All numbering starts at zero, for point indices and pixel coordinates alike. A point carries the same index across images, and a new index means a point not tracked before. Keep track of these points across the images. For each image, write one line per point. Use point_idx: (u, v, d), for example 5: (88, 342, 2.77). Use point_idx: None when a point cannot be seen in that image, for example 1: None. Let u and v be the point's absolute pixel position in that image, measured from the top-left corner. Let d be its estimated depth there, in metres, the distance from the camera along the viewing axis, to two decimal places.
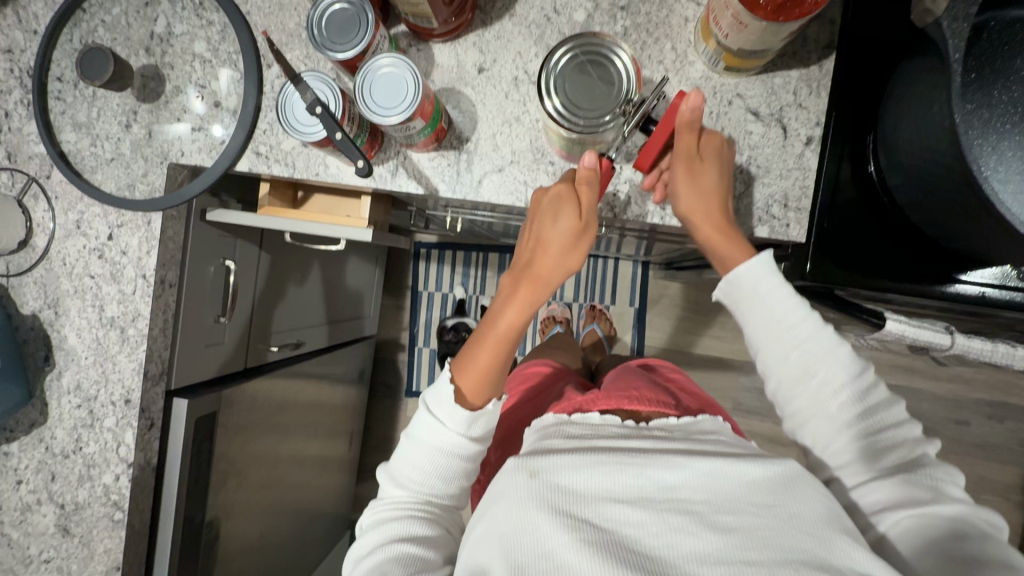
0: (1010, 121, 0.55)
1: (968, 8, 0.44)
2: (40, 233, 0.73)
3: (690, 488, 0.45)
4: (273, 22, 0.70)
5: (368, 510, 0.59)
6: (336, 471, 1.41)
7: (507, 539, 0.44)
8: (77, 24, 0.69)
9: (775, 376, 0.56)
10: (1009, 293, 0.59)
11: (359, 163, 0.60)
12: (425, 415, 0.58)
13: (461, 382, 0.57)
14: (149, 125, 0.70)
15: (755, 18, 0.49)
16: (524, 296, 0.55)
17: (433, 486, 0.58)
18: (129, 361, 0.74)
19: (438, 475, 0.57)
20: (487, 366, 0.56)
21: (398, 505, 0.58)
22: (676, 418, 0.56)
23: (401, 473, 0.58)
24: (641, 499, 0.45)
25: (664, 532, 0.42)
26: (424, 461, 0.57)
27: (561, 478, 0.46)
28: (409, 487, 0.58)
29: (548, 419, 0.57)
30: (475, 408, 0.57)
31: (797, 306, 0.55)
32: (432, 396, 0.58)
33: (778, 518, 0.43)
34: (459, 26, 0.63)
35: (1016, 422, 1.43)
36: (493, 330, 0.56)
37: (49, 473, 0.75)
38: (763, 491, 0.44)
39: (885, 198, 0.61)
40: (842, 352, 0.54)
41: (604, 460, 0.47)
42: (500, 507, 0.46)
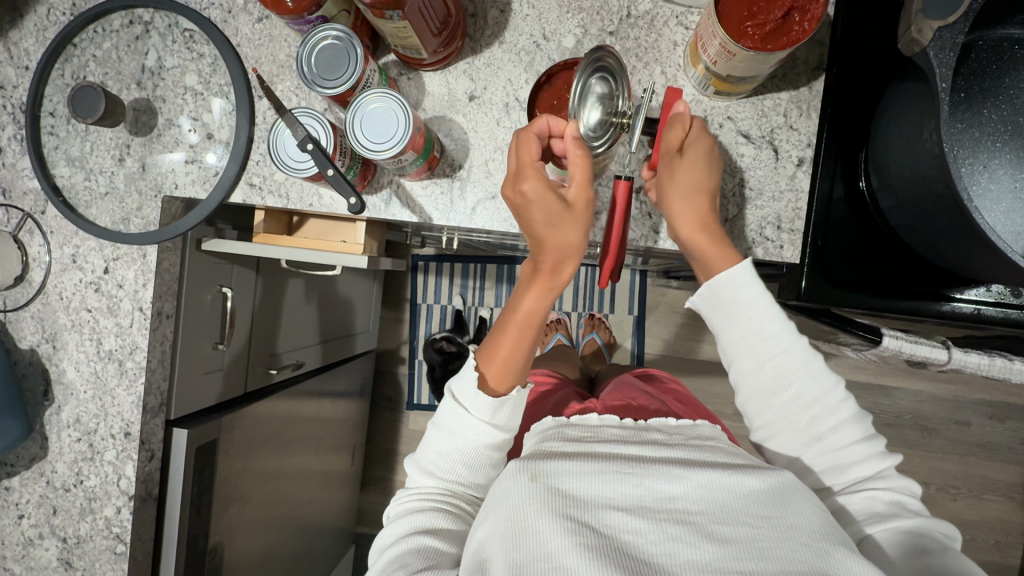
0: (1000, 140, 0.55)
1: (954, 37, 0.44)
2: (37, 268, 0.74)
3: (688, 499, 0.45)
4: (264, 54, 0.71)
5: (395, 500, 0.60)
6: (339, 487, 1.41)
7: (506, 542, 0.44)
8: (69, 59, 0.70)
9: (743, 384, 0.58)
10: (1003, 310, 0.60)
11: (352, 199, 0.60)
12: (452, 400, 0.58)
13: (487, 367, 0.57)
14: (142, 159, 0.70)
15: (742, 47, 0.50)
16: (545, 281, 0.55)
17: (458, 475, 0.58)
18: (128, 394, 0.74)
19: (464, 464, 0.58)
20: (515, 349, 0.57)
21: (423, 496, 0.58)
22: (675, 419, 0.56)
23: (429, 461, 0.58)
24: (639, 508, 0.45)
25: (662, 541, 0.42)
26: (452, 446, 0.57)
27: (563, 483, 0.46)
28: (435, 477, 0.58)
29: (547, 420, 0.56)
30: (500, 394, 0.58)
31: (779, 317, 0.56)
32: (457, 386, 0.58)
33: (777, 530, 0.43)
34: (449, 55, 0.64)
35: (1018, 421, 1.42)
36: (517, 315, 0.56)
37: (51, 507, 0.75)
38: (762, 503, 0.44)
39: (880, 219, 0.61)
40: (815, 366, 0.56)
41: (604, 468, 0.47)
42: (499, 509, 0.46)
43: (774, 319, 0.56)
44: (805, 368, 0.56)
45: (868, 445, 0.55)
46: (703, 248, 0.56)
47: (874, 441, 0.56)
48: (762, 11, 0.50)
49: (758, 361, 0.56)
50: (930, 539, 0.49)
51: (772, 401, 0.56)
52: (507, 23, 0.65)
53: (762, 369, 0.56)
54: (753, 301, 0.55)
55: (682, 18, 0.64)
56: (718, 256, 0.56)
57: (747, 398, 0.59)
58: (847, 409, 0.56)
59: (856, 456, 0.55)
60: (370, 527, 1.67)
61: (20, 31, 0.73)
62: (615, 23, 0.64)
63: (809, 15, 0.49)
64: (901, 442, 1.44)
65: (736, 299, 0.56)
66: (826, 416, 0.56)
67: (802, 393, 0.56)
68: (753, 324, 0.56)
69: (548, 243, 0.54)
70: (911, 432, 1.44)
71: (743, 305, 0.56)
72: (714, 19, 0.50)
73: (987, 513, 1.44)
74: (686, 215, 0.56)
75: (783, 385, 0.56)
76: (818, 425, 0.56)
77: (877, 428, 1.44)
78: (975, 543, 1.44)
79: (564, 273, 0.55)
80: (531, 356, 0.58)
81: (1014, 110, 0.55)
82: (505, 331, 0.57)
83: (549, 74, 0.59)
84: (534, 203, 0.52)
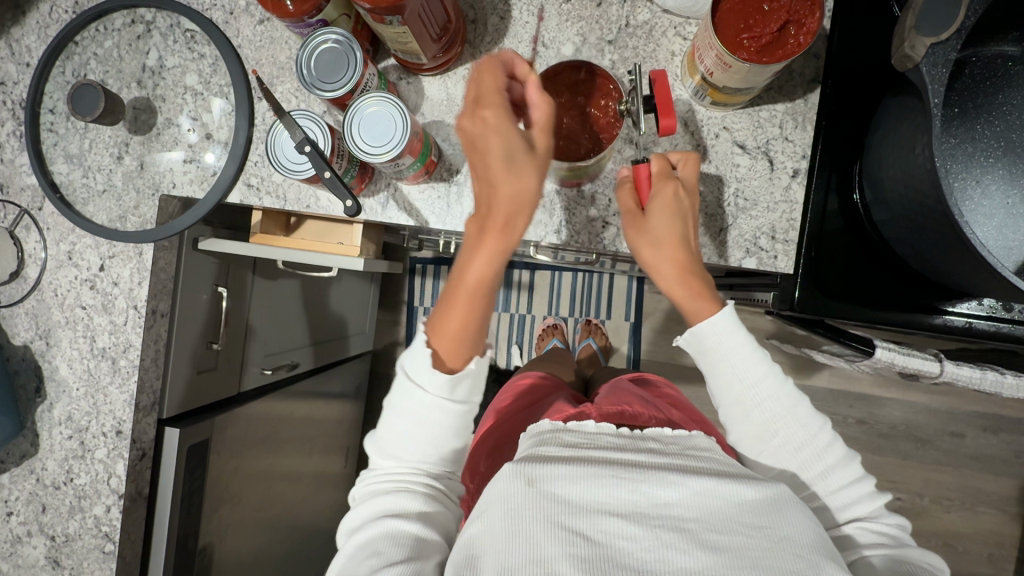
0: (993, 156, 0.55)
1: (947, 54, 0.44)
2: (32, 265, 0.74)
3: (683, 505, 0.45)
4: (264, 55, 0.71)
5: (359, 482, 0.59)
6: (331, 489, 1.41)
7: (500, 546, 0.44)
8: (70, 57, 0.70)
9: (731, 428, 0.58)
10: (996, 324, 0.60)
11: (347, 202, 0.60)
12: (407, 381, 0.57)
13: (438, 338, 0.56)
14: (140, 157, 0.70)
15: (738, 59, 0.50)
16: (497, 235, 0.52)
17: (424, 454, 0.57)
18: (120, 392, 0.74)
19: (429, 442, 0.57)
20: (464, 318, 0.54)
21: (389, 478, 0.57)
22: (672, 428, 0.55)
23: (391, 444, 0.58)
24: (634, 513, 0.45)
25: (656, 548, 0.43)
26: (416, 425, 0.57)
27: (559, 488, 0.46)
28: (399, 457, 0.58)
29: (543, 424, 0.55)
30: (453, 370, 0.57)
31: (764, 365, 0.56)
32: (409, 362, 0.57)
33: (768, 538, 0.43)
34: (448, 61, 0.64)
35: (1011, 434, 1.43)
36: (463, 281, 0.54)
37: (40, 505, 0.75)
38: (755, 511, 0.44)
39: (871, 229, 0.62)
40: (801, 411, 0.56)
41: (601, 473, 0.46)
42: (494, 512, 0.45)
43: (750, 361, 0.56)
44: (790, 414, 0.56)
45: (859, 486, 0.55)
46: (677, 293, 0.57)
47: (866, 482, 0.56)
48: (757, 25, 0.51)
49: (744, 409, 0.56)
50: (918, 567, 0.49)
51: (765, 420, 0.56)
52: (506, 30, 0.66)
53: (754, 403, 0.56)
54: (735, 349, 0.55)
55: (679, 29, 0.64)
56: (703, 306, 0.56)
57: (737, 438, 0.58)
58: (838, 451, 0.55)
59: (848, 499, 0.55)
60: None
61: (21, 28, 0.73)
62: (614, 32, 0.65)
63: (805, 29, 0.50)
64: (895, 453, 1.44)
65: (718, 349, 0.56)
66: (814, 461, 0.55)
67: (789, 440, 0.55)
68: (738, 373, 0.56)
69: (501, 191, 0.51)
70: (905, 443, 1.44)
71: (725, 356, 0.56)
72: (711, 30, 0.51)
73: (981, 525, 1.44)
74: (661, 265, 0.56)
75: (769, 431, 0.56)
76: (806, 470, 0.55)
77: (871, 438, 1.45)
78: (967, 556, 1.44)
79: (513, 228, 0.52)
80: (481, 329, 0.56)
81: (1008, 127, 0.55)
82: (454, 297, 0.55)
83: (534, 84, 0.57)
84: (491, 136, 0.51)
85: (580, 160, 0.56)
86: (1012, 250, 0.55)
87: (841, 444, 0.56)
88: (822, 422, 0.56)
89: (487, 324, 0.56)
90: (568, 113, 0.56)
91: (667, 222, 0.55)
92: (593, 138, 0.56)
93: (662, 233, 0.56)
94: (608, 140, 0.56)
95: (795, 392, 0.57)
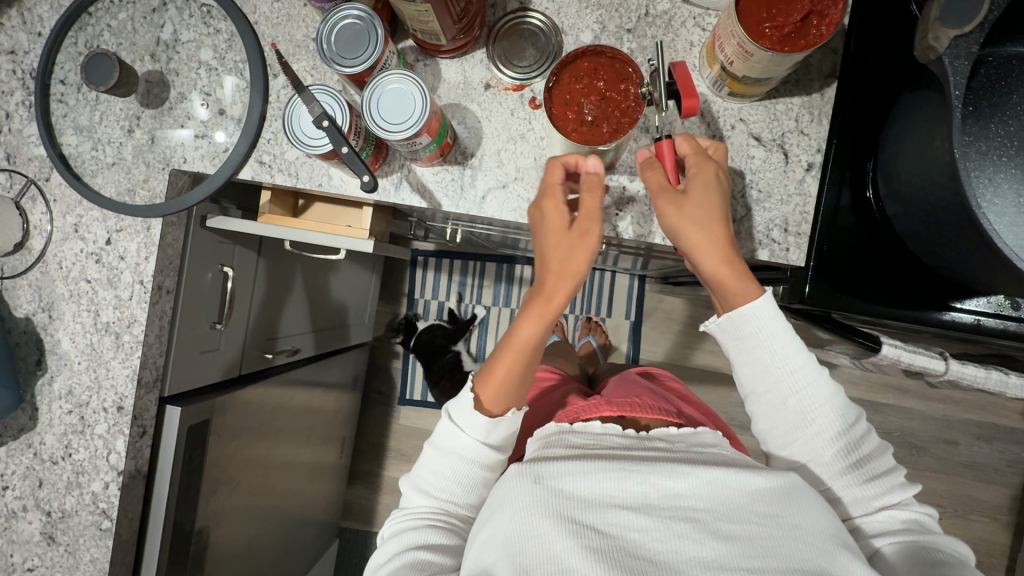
0: (1006, 154, 0.56)
1: (970, 47, 0.44)
2: (37, 236, 0.73)
3: (693, 496, 0.46)
4: (281, 32, 0.70)
5: (389, 520, 0.61)
6: (326, 479, 1.40)
7: (512, 541, 0.46)
8: (83, 27, 0.70)
9: (761, 416, 0.60)
10: (1003, 321, 0.60)
11: (364, 177, 0.60)
12: (448, 422, 0.60)
13: (483, 390, 0.59)
14: (151, 131, 0.70)
15: (760, 47, 0.50)
16: (540, 306, 0.56)
17: (452, 493, 0.59)
18: (123, 367, 0.73)
19: (457, 484, 0.59)
20: (508, 374, 0.58)
21: (417, 516, 0.59)
22: (677, 428, 0.57)
23: (423, 480, 0.60)
24: (644, 505, 0.46)
25: (669, 538, 0.44)
26: (448, 465, 0.59)
27: (566, 484, 0.47)
28: (431, 496, 0.60)
29: (550, 426, 0.57)
30: (493, 415, 0.60)
31: (803, 356, 0.57)
32: (453, 405, 0.60)
33: (781, 528, 0.44)
34: (467, 43, 0.64)
35: (1004, 443, 1.44)
36: (513, 341, 0.57)
37: (37, 480, 0.74)
38: (766, 500, 0.45)
39: (884, 226, 0.62)
40: (836, 402, 0.57)
41: (606, 468, 0.48)
42: (502, 512, 0.48)
43: (790, 351, 0.56)
44: (828, 404, 0.57)
45: (891, 477, 0.57)
46: (721, 278, 0.55)
47: (894, 474, 0.57)
48: (781, 14, 0.51)
49: (780, 397, 0.57)
50: (945, 554, 0.51)
51: (799, 408, 0.57)
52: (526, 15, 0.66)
53: (788, 390, 0.57)
54: (777, 337, 0.56)
55: (699, 20, 0.64)
56: (743, 292, 0.56)
57: (767, 427, 0.60)
58: (873, 442, 0.57)
59: (877, 489, 0.56)
60: (355, 521, 1.65)
61: None
62: (633, 20, 0.65)
63: (828, 19, 0.50)
64: None
65: (761, 336, 0.56)
66: (846, 452, 0.56)
67: (824, 429, 0.56)
68: (774, 362, 0.57)
69: (549, 268, 0.55)
70: (900, 450, 1.45)
71: (768, 343, 0.56)
72: (735, 18, 0.51)
73: (973, 533, 1.45)
74: (706, 247, 0.55)
75: (804, 420, 0.57)
76: (838, 461, 0.56)
77: None
78: None
79: (556, 301, 0.55)
80: (524, 384, 0.59)
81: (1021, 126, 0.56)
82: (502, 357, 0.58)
83: (554, 74, 0.56)
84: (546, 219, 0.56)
85: (601, 145, 0.55)
86: None
87: (876, 435, 0.58)
88: (857, 414, 0.57)
89: (528, 380, 0.59)
90: (590, 99, 0.56)
91: (706, 199, 0.55)
92: (615, 123, 0.55)
93: (703, 208, 0.55)
94: (629, 123, 0.55)
95: (832, 383, 0.57)
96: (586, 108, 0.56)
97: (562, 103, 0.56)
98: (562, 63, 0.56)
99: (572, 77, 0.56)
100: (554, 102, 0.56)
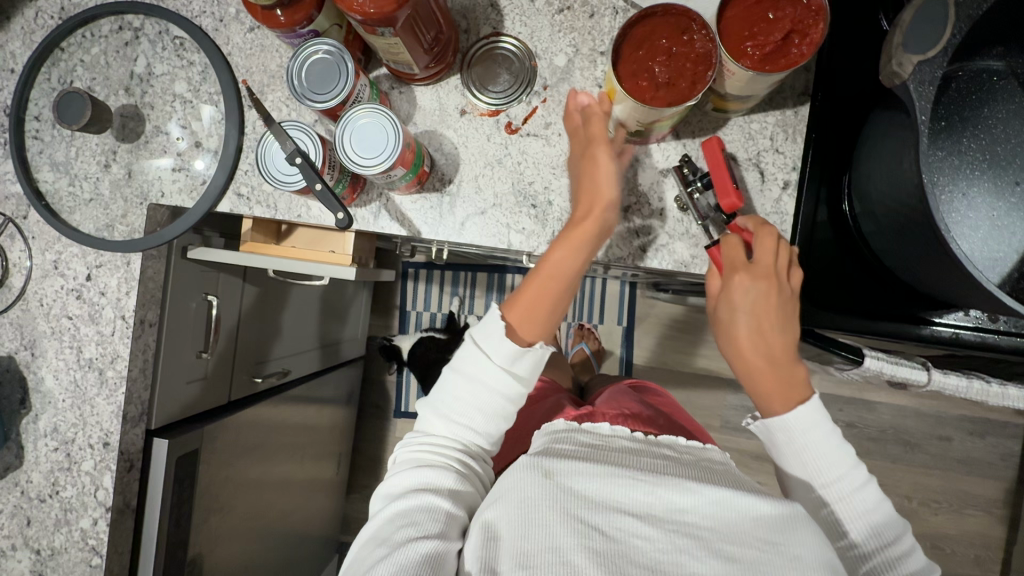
0: (978, 168, 0.56)
1: (934, 71, 0.44)
2: (17, 274, 0.72)
3: (697, 513, 0.45)
4: (255, 63, 0.70)
5: (406, 442, 0.62)
6: (323, 496, 1.40)
7: (517, 532, 0.44)
8: (56, 63, 0.69)
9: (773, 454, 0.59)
10: (982, 334, 0.61)
11: (339, 214, 0.61)
12: (473, 345, 0.60)
13: (510, 311, 0.60)
14: (128, 166, 0.70)
15: (741, 66, 0.50)
16: (571, 231, 0.58)
17: (472, 420, 0.59)
18: (107, 404, 0.72)
19: (477, 412, 0.59)
20: (537, 298, 0.59)
21: (437, 445, 0.59)
22: (685, 440, 0.56)
23: (446, 405, 0.60)
24: (650, 517, 0.45)
25: (670, 551, 0.43)
26: (472, 386, 0.59)
27: (576, 483, 0.47)
28: (451, 423, 0.60)
29: (559, 424, 0.56)
30: (521, 341, 0.60)
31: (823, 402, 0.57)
32: (479, 332, 0.60)
33: (783, 557, 0.42)
34: (441, 70, 0.64)
35: (997, 437, 1.45)
36: (542, 267, 0.59)
37: (25, 518, 0.74)
38: (772, 528, 0.43)
39: (862, 242, 0.62)
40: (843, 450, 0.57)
41: (617, 475, 0.47)
42: (511, 498, 0.47)
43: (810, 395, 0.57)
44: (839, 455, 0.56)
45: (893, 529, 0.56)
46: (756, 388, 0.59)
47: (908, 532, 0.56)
48: (762, 32, 0.51)
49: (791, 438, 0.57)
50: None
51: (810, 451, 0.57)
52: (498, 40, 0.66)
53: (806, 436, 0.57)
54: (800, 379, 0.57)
55: None
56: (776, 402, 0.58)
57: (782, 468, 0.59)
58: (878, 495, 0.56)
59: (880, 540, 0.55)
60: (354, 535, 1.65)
61: (6, 32, 0.72)
62: (606, 43, 0.65)
63: (808, 39, 0.51)
64: (884, 456, 1.46)
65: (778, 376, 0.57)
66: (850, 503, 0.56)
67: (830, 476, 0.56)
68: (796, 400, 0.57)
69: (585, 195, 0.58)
70: (893, 447, 1.46)
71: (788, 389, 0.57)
72: (715, 39, 0.51)
73: (968, 527, 1.46)
74: (740, 354, 0.58)
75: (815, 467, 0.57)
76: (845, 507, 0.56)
77: (859, 441, 1.46)
78: (955, 558, 1.46)
79: (589, 223, 0.57)
80: (556, 312, 0.60)
81: (992, 140, 0.56)
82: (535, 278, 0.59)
83: (623, 32, 0.53)
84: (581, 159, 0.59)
85: (686, 101, 0.52)
86: (997, 262, 0.56)
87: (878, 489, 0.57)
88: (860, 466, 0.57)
89: (562, 307, 0.60)
90: (658, 61, 0.53)
91: (731, 311, 0.58)
92: (691, 77, 0.52)
93: (729, 321, 0.58)
94: (706, 72, 0.52)
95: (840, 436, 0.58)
96: (658, 71, 0.53)
97: (630, 76, 0.53)
98: (635, 17, 0.52)
99: (643, 32, 0.53)
100: (622, 58, 0.53)
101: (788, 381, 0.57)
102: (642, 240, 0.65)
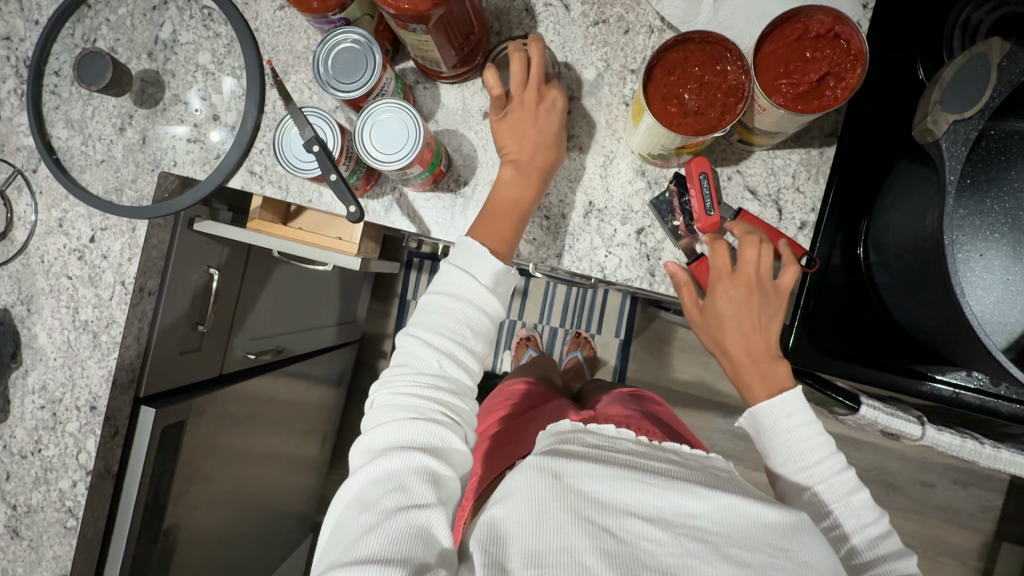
0: (998, 232, 0.56)
1: (968, 131, 0.44)
2: (20, 227, 0.72)
3: (707, 518, 0.42)
4: (282, 42, 0.69)
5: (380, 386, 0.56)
6: (304, 475, 1.40)
7: (525, 531, 0.42)
8: (80, 19, 0.68)
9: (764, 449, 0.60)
10: (983, 398, 0.61)
11: (352, 208, 0.58)
12: (453, 266, 0.58)
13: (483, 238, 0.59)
14: (144, 131, 0.69)
15: (772, 104, 0.49)
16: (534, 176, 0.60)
17: (461, 333, 0.57)
18: (99, 367, 0.72)
19: (454, 339, 0.56)
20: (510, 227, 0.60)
21: (419, 376, 0.55)
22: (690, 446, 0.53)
23: (432, 320, 0.57)
24: (661, 519, 0.42)
25: (682, 554, 0.40)
26: (452, 309, 0.57)
27: (584, 484, 0.43)
28: (436, 344, 0.56)
29: (565, 424, 0.53)
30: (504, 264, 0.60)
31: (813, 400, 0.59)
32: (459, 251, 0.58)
33: (792, 563, 0.40)
34: (468, 71, 0.63)
35: (979, 489, 1.45)
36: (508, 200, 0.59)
37: (4, 472, 0.73)
38: (777, 533, 0.41)
39: (871, 290, 0.63)
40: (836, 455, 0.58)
41: (625, 476, 0.44)
42: (518, 495, 0.43)
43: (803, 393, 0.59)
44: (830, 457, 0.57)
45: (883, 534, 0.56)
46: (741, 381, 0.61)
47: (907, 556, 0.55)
48: (798, 71, 0.51)
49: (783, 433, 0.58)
50: None
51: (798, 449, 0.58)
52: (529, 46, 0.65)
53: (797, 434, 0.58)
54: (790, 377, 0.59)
55: None
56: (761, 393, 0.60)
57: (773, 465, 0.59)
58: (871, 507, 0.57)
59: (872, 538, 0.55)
60: None
61: None
62: (638, 62, 0.64)
63: (844, 83, 0.50)
64: None
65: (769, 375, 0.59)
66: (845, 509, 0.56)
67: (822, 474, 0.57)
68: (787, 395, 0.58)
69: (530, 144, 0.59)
70: (876, 487, 1.46)
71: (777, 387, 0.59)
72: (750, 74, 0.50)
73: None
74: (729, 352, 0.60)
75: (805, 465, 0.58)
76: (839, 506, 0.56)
77: None
78: None
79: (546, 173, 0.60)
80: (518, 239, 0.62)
81: (1017, 204, 0.55)
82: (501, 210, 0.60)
83: (658, 55, 0.52)
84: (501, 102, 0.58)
85: (714, 131, 0.51)
86: (1006, 327, 0.56)
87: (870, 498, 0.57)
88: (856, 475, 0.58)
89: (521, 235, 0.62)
90: (689, 88, 0.52)
91: (721, 311, 0.59)
92: (721, 107, 0.51)
93: (718, 320, 0.60)
94: (737, 103, 0.51)
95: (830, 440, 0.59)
96: (688, 98, 0.52)
97: (660, 100, 0.53)
98: (672, 39, 0.52)
99: (676, 58, 0.52)
100: (654, 78, 0.53)
101: (773, 375, 0.59)
102: (651, 264, 0.64)
